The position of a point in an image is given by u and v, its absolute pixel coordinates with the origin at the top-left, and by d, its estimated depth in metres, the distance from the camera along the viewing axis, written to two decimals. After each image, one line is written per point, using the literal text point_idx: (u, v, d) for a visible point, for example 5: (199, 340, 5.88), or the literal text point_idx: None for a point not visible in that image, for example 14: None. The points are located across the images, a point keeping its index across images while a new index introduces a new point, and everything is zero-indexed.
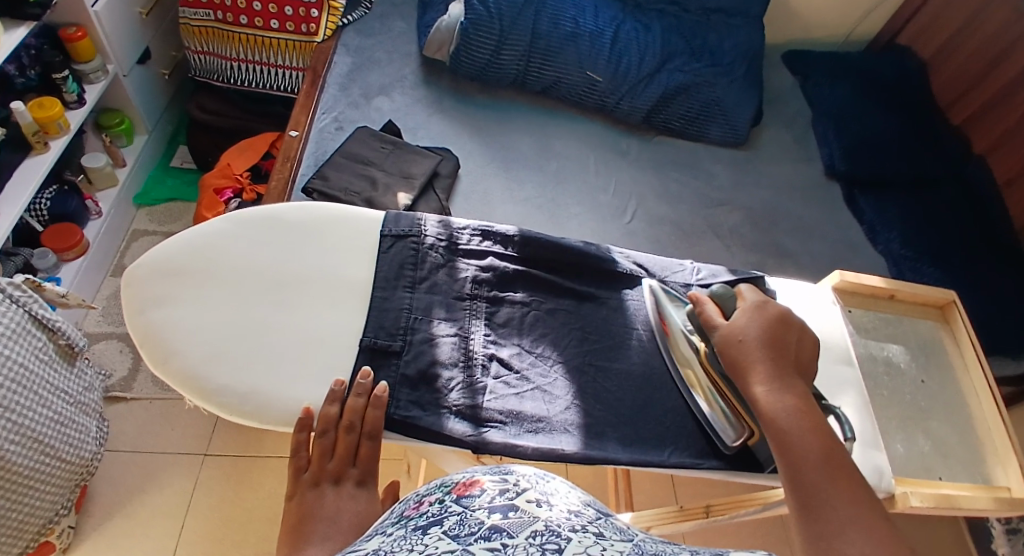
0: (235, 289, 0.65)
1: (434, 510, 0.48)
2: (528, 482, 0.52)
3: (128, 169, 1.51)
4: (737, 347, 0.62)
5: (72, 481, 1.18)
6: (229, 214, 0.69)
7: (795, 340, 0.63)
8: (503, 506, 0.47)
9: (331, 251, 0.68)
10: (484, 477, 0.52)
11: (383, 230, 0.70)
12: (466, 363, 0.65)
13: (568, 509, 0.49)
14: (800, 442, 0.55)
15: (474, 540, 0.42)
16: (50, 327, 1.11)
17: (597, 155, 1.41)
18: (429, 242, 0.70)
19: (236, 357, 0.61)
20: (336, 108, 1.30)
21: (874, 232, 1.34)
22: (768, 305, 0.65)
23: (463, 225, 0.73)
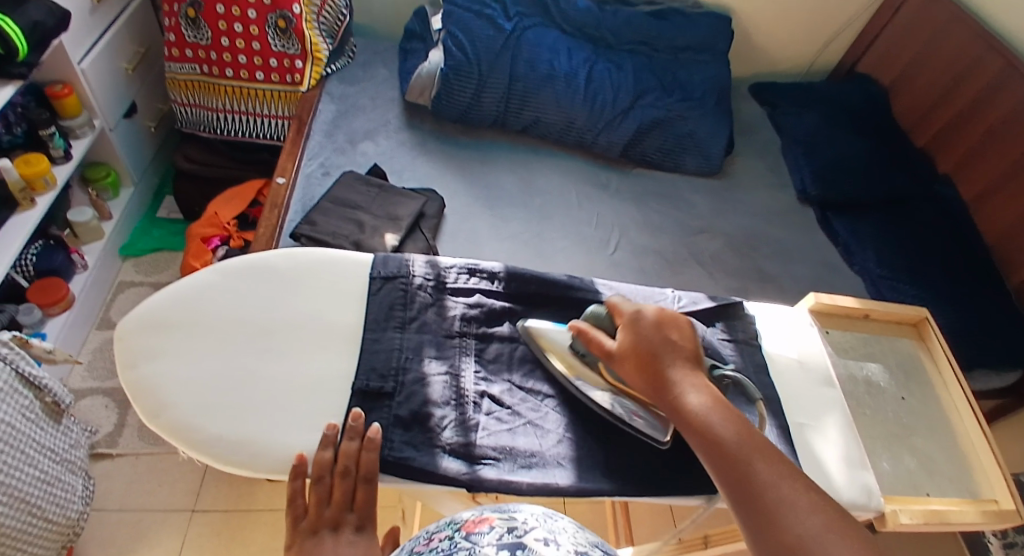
0: (226, 338, 0.66)
1: (445, 545, 0.53)
2: (536, 520, 0.55)
3: (114, 221, 1.52)
4: (633, 366, 0.64)
5: (58, 541, 1.16)
6: (219, 265, 0.70)
7: (678, 340, 0.65)
8: (511, 543, 0.51)
9: (322, 297, 0.69)
10: (493, 514, 0.56)
11: (373, 273, 0.71)
12: (458, 401, 0.66)
13: (573, 551, 0.51)
14: (718, 437, 0.58)
15: None
16: (36, 384, 1.10)
17: (579, 190, 1.44)
18: (417, 282, 0.72)
19: (229, 406, 0.62)
20: (321, 155, 1.33)
21: (851, 254, 1.37)
22: (642, 313, 0.66)
23: (450, 265, 0.75)
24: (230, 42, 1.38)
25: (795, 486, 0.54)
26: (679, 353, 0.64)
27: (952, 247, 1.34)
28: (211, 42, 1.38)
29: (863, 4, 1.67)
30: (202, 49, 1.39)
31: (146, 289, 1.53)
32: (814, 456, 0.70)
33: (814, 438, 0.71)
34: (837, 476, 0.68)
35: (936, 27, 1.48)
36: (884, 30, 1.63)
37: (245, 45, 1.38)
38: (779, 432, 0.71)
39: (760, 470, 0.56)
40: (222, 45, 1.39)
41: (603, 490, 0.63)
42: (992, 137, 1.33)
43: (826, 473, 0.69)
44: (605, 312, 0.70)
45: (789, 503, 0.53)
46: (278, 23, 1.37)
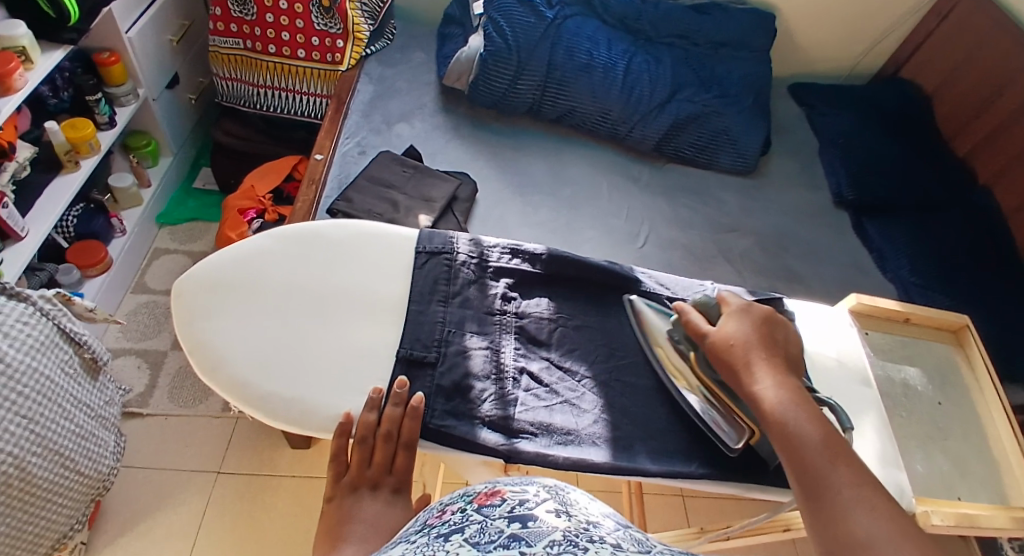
0: (277, 301, 0.67)
1: (457, 518, 0.52)
2: (547, 493, 0.57)
3: (153, 189, 1.55)
4: (727, 352, 0.64)
5: (88, 495, 1.19)
6: (273, 230, 0.71)
7: (779, 338, 0.65)
8: (523, 515, 0.51)
9: (370, 267, 0.70)
10: (505, 488, 0.58)
11: (418, 248, 0.72)
12: (497, 376, 0.67)
13: (586, 521, 0.52)
14: (800, 435, 0.57)
15: (494, 546, 0.46)
16: (76, 341, 1.14)
17: (611, 181, 1.45)
18: (461, 259, 0.73)
19: (279, 366, 0.63)
20: (358, 134, 1.34)
21: (883, 259, 1.37)
22: (751, 308, 0.67)
23: (493, 244, 0.76)
24: (274, 19, 1.40)
25: (873, 494, 0.53)
26: (771, 351, 0.63)
27: (986, 257, 1.32)
28: (255, 18, 1.40)
29: (908, 8, 1.65)
30: (246, 24, 1.41)
31: (180, 258, 1.56)
32: None
33: (848, 434, 0.72)
34: (871, 473, 0.69)
35: (982, 35, 1.47)
36: (928, 36, 1.62)
37: (289, 23, 1.40)
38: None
39: (837, 474, 0.54)
40: (266, 22, 1.40)
41: (636, 472, 0.64)
42: None
43: None
44: (715, 302, 0.69)
45: (859, 508, 0.52)
46: (323, 2, 1.39)
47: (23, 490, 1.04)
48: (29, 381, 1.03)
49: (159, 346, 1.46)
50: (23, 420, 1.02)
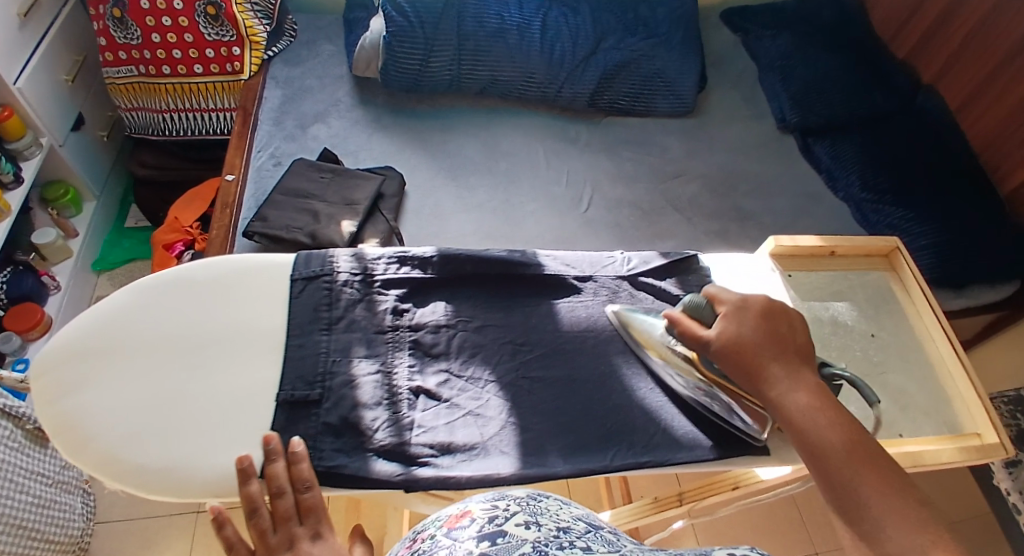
0: (144, 362, 0.63)
1: (427, 546, 0.51)
2: (519, 504, 0.53)
3: (81, 238, 1.50)
4: (735, 361, 0.60)
5: None
6: (138, 282, 0.67)
7: (785, 331, 0.61)
8: (493, 532, 0.49)
9: (242, 306, 0.66)
10: (475, 503, 0.55)
11: (294, 274, 0.68)
12: (390, 400, 0.63)
13: (557, 528, 0.50)
14: (823, 445, 0.54)
15: None
16: (11, 413, 1.05)
17: (546, 147, 1.38)
18: (343, 279, 0.68)
19: (154, 433, 0.60)
20: (271, 144, 1.28)
21: (834, 180, 1.31)
22: (748, 303, 0.63)
23: (378, 255, 0.70)
24: (161, 38, 1.33)
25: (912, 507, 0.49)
26: (785, 348, 0.60)
27: (941, 160, 1.26)
28: (143, 41, 1.33)
29: None
30: (135, 48, 1.34)
31: None
32: None
33: None
34: None
35: None
36: None
37: (178, 39, 1.33)
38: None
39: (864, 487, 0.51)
40: (154, 43, 1.34)
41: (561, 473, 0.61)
42: (974, 36, 1.25)
43: None
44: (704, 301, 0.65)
45: (904, 521, 0.48)
46: (208, 9, 1.32)
47: None
48: None
49: None
50: None
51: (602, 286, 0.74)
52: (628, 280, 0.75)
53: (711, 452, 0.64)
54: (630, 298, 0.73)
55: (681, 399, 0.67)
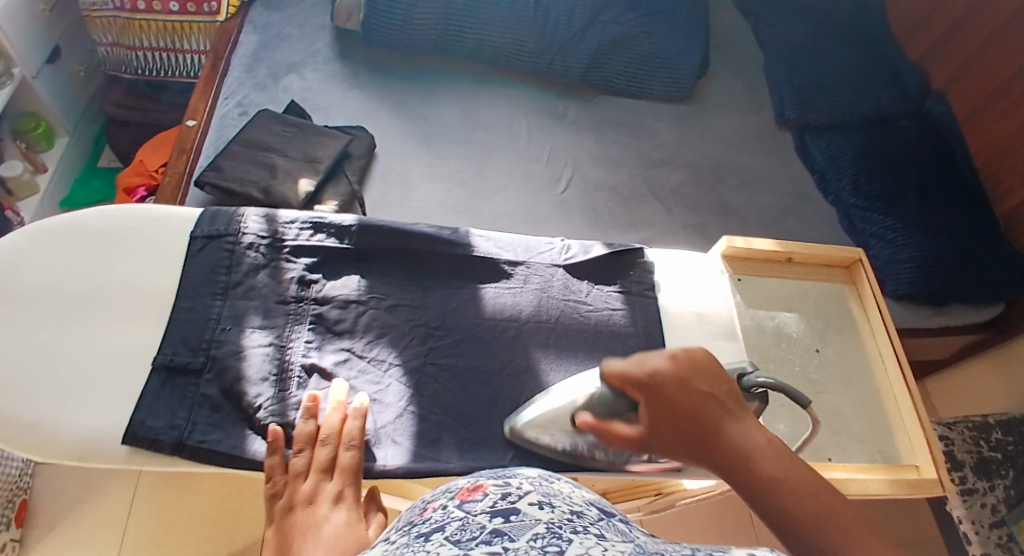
0: (23, 309, 0.63)
1: (437, 516, 0.43)
2: (531, 484, 0.47)
3: (49, 173, 1.45)
4: (672, 439, 0.53)
5: (4, 497, 1.12)
6: (31, 227, 0.68)
7: (708, 389, 0.53)
8: (506, 508, 0.42)
9: (133, 264, 0.67)
10: (488, 482, 0.47)
11: (195, 233, 0.69)
12: (280, 375, 0.63)
13: (569, 511, 0.43)
14: (800, 520, 0.44)
15: (475, 544, 0.37)
16: None
17: (529, 122, 1.32)
18: (247, 242, 0.69)
19: (18, 383, 0.60)
20: (239, 92, 1.23)
21: (826, 182, 1.22)
22: (656, 363, 0.55)
23: (291, 220, 0.71)
24: None
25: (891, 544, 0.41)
26: (717, 402, 0.52)
27: (941, 172, 1.19)
28: None
29: None
30: None
31: None
32: None
33: None
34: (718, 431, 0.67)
35: None
36: None
37: None
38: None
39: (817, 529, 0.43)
40: None
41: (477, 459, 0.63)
42: (997, 40, 1.17)
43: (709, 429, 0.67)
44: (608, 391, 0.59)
45: None
46: None
47: None
48: None
49: None
50: None
51: (534, 273, 0.73)
52: (563, 268, 0.74)
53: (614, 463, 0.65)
54: (561, 289, 0.73)
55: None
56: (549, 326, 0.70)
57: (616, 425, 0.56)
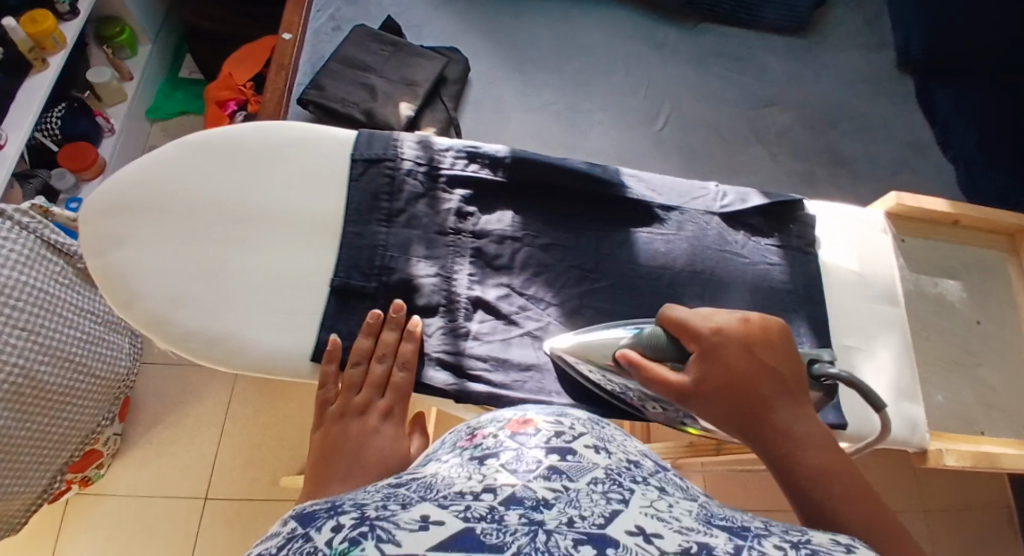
0: (192, 225, 0.64)
1: (491, 441, 0.52)
2: (586, 426, 0.55)
3: (136, 82, 1.45)
4: (722, 404, 0.57)
5: (111, 394, 1.20)
6: (185, 138, 0.67)
7: (776, 365, 0.59)
8: (560, 446, 0.50)
9: (292, 182, 0.67)
10: (536, 417, 0.56)
11: (354, 154, 0.68)
12: (448, 307, 0.65)
13: (625, 458, 0.51)
14: (835, 505, 0.53)
15: (534, 476, 0.45)
16: (67, 252, 1.09)
17: (628, 49, 1.23)
18: (406, 168, 0.68)
19: (199, 300, 0.62)
20: (332, 4, 1.16)
21: (946, 135, 1.16)
22: (725, 335, 0.58)
23: (447, 147, 0.70)
24: None
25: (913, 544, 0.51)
26: (783, 389, 0.58)
27: None
28: None
29: None
30: None
31: None
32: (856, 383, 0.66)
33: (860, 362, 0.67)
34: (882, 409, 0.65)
35: None
36: None
37: None
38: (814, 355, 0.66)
39: (856, 517, 0.52)
40: None
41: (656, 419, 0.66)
42: None
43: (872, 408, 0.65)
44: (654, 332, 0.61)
45: None
46: None
47: (33, 397, 1.04)
48: (20, 295, 1.02)
49: None
50: (23, 333, 1.02)
51: (688, 219, 0.70)
52: (717, 215, 0.71)
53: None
54: (716, 238, 0.70)
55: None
56: (702, 279, 0.68)
57: (662, 367, 0.59)
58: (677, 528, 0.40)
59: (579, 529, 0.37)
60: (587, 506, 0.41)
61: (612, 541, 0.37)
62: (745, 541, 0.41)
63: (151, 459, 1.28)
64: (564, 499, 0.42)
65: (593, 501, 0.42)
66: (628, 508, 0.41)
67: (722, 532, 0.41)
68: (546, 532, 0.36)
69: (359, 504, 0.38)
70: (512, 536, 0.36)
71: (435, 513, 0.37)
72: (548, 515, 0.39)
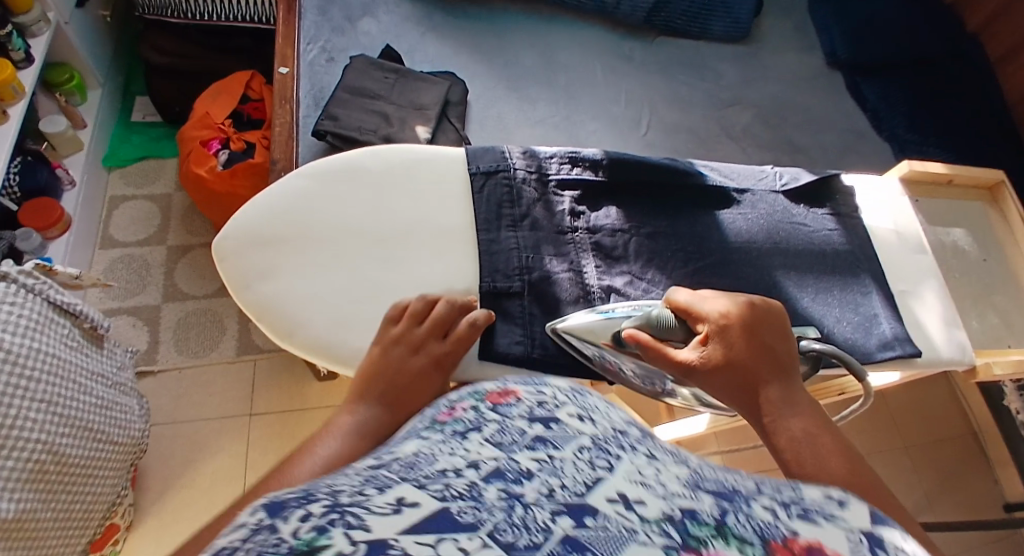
0: (330, 248, 0.72)
1: (469, 417, 0.36)
2: (571, 396, 0.39)
3: (90, 129, 1.38)
4: (724, 387, 0.55)
5: (128, 462, 1.06)
6: (303, 169, 0.75)
7: (774, 342, 0.57)
8: (547, 416, 0.36)
9: (416, 198, 0.74)
10: (518, 386, 0.40)
11: (473, 169, 0.76)
12: (585, 297, 0.72)
13: (620, 427, 0.37)
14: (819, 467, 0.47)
15: (518, 449, 0.32)
16: (72, 312, 0.96)
17: (603, 62, 1.32)
18: (520, 176, 0.77)
19: (353, 317, 0.69)
20: (320, 37, 1.18)
21: (879, 119, 1.34)
22: (732, 317, 0.58)
23: (552, 154, 0.79)
24: None
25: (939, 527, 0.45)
26: (776, 361, 0.55)
27: (979, 113, 1.33)
28: None
29: None
30: None
31: (142, 203, 1.43)
32: (915, 320, 0.79)
33: (914, 303, 0.80)
34: (936, 337, 0.78)
35: None
36: None
37: None
38: (885, 300, 0.79)
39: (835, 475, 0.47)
40: None
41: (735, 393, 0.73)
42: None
43: (927, 337, 0.78)
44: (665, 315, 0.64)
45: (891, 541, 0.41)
46: None
47: (58, 476, 0.90)
48: (37, 363, 0.88)
49: (150, 300, 1.33)
50: (42, 405, 0.88)
51: (760, 199, 0.82)
52: (780, 194, 0.84)
53: (872, 359, 0.74)
54: (785, 213, 0.82)
55: (839, 312, 0.77)
56: (782, 248, 0.79)
57: (675, 349, 0.60)
58: (662, 494, 0.30)
59: (560, 501, 0.28)
60: (570, 474, 0.30)
61: (590, 509, 0.28)
62: (733, 504, 0.30)
63: (167, 528, 1.15)
64: (548, 470, 0.30)
65: (577, 468, 0.31)
66: (614, 475, 0.30)
67: (709, 497, 0.30)
68: (526, 508, 0.27)
69: (336, 492, 0.28)
70: (490, 516, 0.27)
71: (413, 495, 0.28)
72: (529, 489, 0.29)
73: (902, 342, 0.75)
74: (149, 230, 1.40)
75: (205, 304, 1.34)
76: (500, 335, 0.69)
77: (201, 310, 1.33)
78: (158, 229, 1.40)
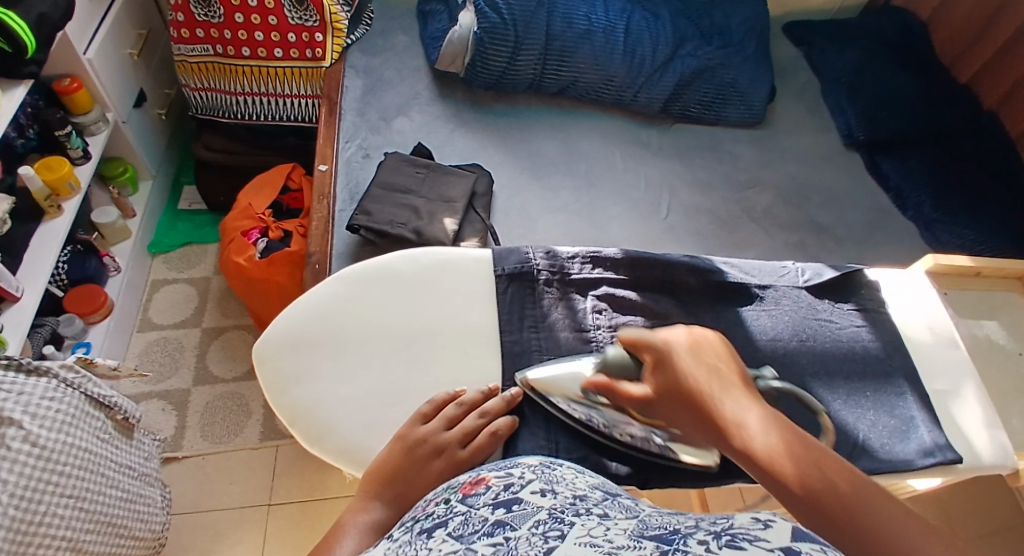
0: (362, 351, 0.73)
1: (439, 511, 0.43)
2: (533, 473, 0.47)
3: (138, 219, 1.46)
4: (677, 411, 0.56)
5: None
6: (339, 273, 0.78)
7: (719, 366, 0.56)
8: (507, 499, 0.42)
9: (448, 300, 0.77)
10: (489, 476, 0.47)
11: (497, 270, 0.79)
12: None
13: (573, 495, 0.43)
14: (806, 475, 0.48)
15: (478, 537, 0.37)
16: (107, 404, 0.99)
17: (623, 150, 1.36)
18: (542, 277, 0.79)
19: (382, 421, 0.70)
20: (358, 135, 1.24)
21: (903, 200, 1.34)
22: (672, 346, 0.58)
23: (572, 255, 0.82)
24: (244, 18, 1.30)
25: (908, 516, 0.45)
26: (725, 381, 0.55)
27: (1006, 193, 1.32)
28: (223, 18, 1.30)
29: None
30: (213, 27, 1.31)
31: (182, 287, 1.49)
32: (955, 422, 0.77)
33: (953, 405, 0.78)
34: (977, 440, 0.76)
35: None
36: None
37: (261, 20, 1.30)
38: (921, 403, 0.77)
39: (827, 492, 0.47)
40: (236, 22, 1.31)
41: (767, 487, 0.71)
42: None
43: (969, 440, 0.76)
44: (626, 353, 0.64)
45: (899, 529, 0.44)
46: None
47: None
48: (68, 459, 0.90)
49: (182, 384, 1.36)
50: (69, 500, 0.89)
51: (782, 293, 0.83)
52: (804, 289, 0.84)
53: (912, 466, 0.72)
54: (809, 308, 0.82)
55: (874, 415, 0.75)
56: (810, 346, 0.79)
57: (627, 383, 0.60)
58: (607, 550, 0.33)
59: None
60: (524, 551, 0.34)
61: None
62: (671, 545, 0.33)
63: None
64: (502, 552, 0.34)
65: (530, 546, 0.34)
66: (564, 542, 0.34)
67: (650, 543, 0.34)
68: None
69: None
70: None
71: None
72: None
73: (943, 448, 0.73)
74: (186, 313, 1.45)
75: (233, 387, 1.37)
76: (522, 438, 0.69)
77: (230, 393, 1.36)
78: (195, 312, 1.45)
